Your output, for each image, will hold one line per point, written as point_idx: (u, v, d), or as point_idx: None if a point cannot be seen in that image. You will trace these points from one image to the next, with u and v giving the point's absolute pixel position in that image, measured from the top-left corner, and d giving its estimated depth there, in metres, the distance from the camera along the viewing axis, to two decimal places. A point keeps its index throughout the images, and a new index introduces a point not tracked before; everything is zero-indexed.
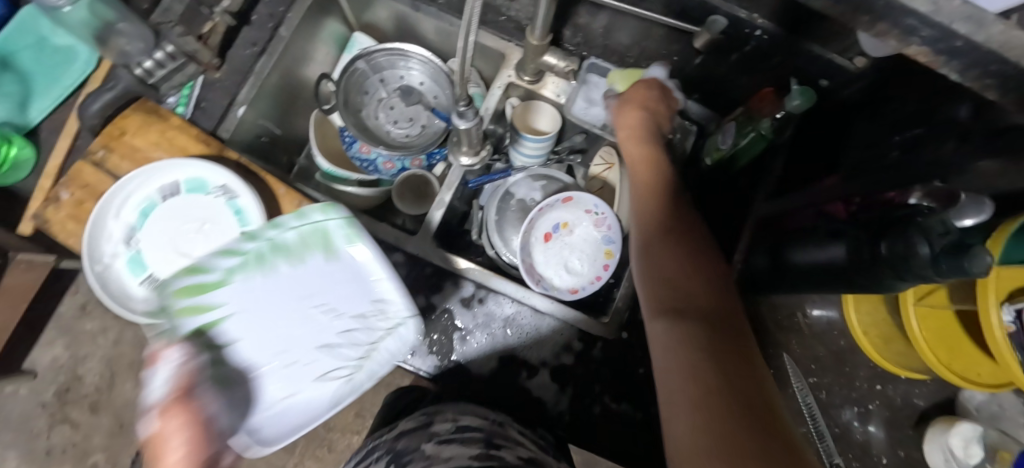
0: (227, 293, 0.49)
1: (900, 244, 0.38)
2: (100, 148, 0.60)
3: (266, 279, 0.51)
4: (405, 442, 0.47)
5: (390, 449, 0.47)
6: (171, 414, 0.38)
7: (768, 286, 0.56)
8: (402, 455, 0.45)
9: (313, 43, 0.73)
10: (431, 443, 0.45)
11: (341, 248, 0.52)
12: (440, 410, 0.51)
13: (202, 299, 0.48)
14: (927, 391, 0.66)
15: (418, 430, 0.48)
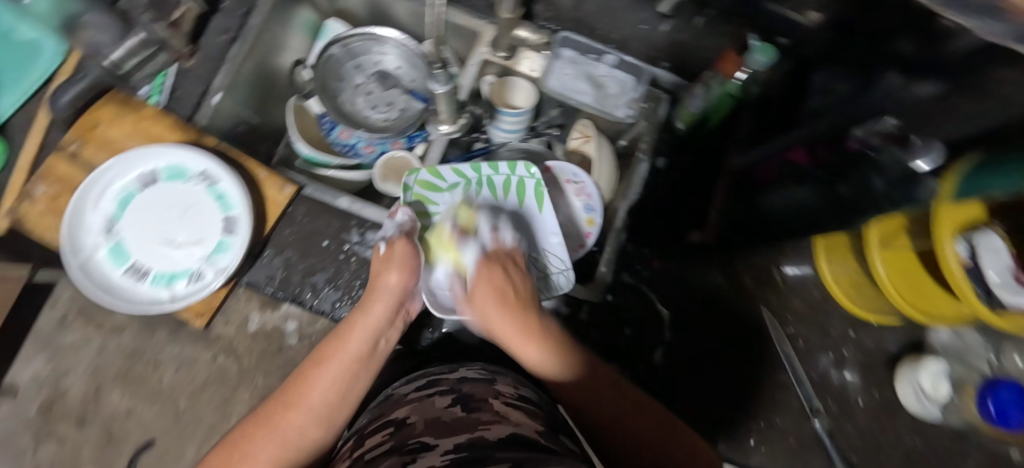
0: (440, 196, 0.60)
1: (860, 179, 0.43)
2: (73, 141, 0.60)
3: (477, 202, 0.61)
4: (469, 388, 0.46)
5: (452, 389, 0.46)
6: (399, 245, 0.48)
7: (749, 237, 0.61)
8: (470, 400, 0.43)
9: (286, 30, 0.73)
10: (499, 402, 0.43)
11: (537, 206, 0.61)
12: (498, 377, 0.50)
13: (427, 191, 0.59)
14: (897, 334, 0.69)
15: (480, 384, 0.47)
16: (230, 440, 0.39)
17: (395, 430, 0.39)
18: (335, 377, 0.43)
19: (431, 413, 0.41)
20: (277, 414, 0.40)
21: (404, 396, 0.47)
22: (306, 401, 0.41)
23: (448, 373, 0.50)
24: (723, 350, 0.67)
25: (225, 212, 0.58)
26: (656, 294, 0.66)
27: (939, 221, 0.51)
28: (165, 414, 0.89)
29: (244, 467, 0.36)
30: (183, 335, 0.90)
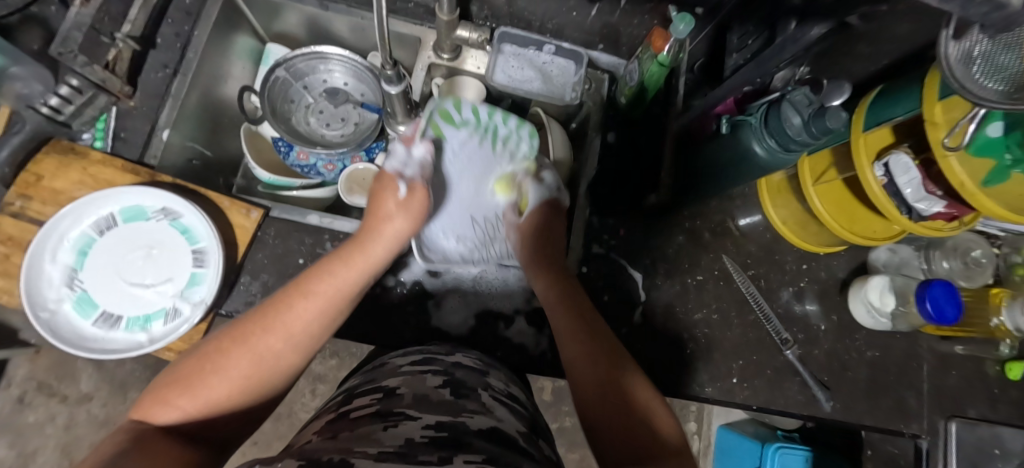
0: (452, 131, 0.62)
1: (779, 120, 0.47)
2: (18, 198, 0.58)
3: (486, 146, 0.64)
4: (462, 374, 0.48)
5: (447, 371, 0.48)
6: (413, 192, 0.54)
7: (691, 193, 0.66)
8: (462, 387, 0.45)
9: (226, 59, 0.73)
10: (487, 392, 0.45)
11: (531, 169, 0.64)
12: (491, 371, 0.52)
13: (443, 121, 0.61)
14: (844, 261, 0.76)
15: (473, 371, 0.50)
16: (208, 346, 0.39)
17: (383, 396, 0.41)
18: (324, 310, 0.45)
19: (423, 389, 0.42)
20: (260, 325, 0.41)
21: (398, 368, 0.48)
22: (293, 319, 0.42)
23: (445, 356, 0.52)
24: (692, 301, 0.71)
25: (193, 245, 0.58)
26: (625, 260, 0.71)
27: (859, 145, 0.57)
28: None
29: (213, 379, 0.37)
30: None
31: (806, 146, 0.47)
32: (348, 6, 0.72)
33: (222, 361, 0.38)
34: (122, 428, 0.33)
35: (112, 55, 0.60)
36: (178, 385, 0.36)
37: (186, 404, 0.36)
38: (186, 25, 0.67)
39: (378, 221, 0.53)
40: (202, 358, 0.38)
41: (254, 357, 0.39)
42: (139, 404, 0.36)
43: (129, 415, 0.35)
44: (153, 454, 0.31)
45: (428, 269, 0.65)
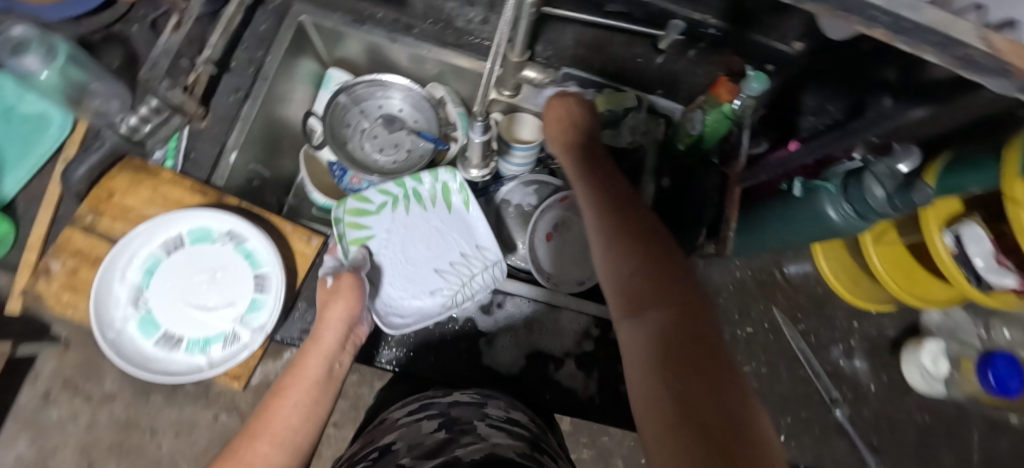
0: (376, 218, 0.67)
1: (860, 189, 0.46)
2: (89, 213, 0.59)
3: (408, 214, 0.69)
4: (457, 412, 0.51)
5: (442, 413, 0.51)
6: (339, 276, 0.56)
7: (754, 245, 0.65)
8: (455, 425, 0.48)
9: (292, 83, 0.74)
10: (483, 423, 0.48)
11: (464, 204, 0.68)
12: (489, 400, 0.54)
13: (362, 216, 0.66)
14: (895, 320, 0.75)
15: (472, 405, 0.52)
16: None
17: (381, 455, 0.46)
18: (282, 429, 0.46)
19: (416, 437, 0.46)
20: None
21: (396, 421, 0.52)
22: (256, 453, 0.44)
23: (441, 397, 0.55)
24: (741, 353, 0.71)
25: (255, 270, 0.58)
26: None
27: (925, 216, 0.57)
28: None
29: None
30: (181, 396, 0.89)
31: (886, 214, 0.46)
32: (415, 40, 0.73)
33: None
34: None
35: (191, 79, 0.62)
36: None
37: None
38: (259, 51, 0.69)
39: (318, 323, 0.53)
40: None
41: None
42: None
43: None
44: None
45: (481, 306, 0.66)
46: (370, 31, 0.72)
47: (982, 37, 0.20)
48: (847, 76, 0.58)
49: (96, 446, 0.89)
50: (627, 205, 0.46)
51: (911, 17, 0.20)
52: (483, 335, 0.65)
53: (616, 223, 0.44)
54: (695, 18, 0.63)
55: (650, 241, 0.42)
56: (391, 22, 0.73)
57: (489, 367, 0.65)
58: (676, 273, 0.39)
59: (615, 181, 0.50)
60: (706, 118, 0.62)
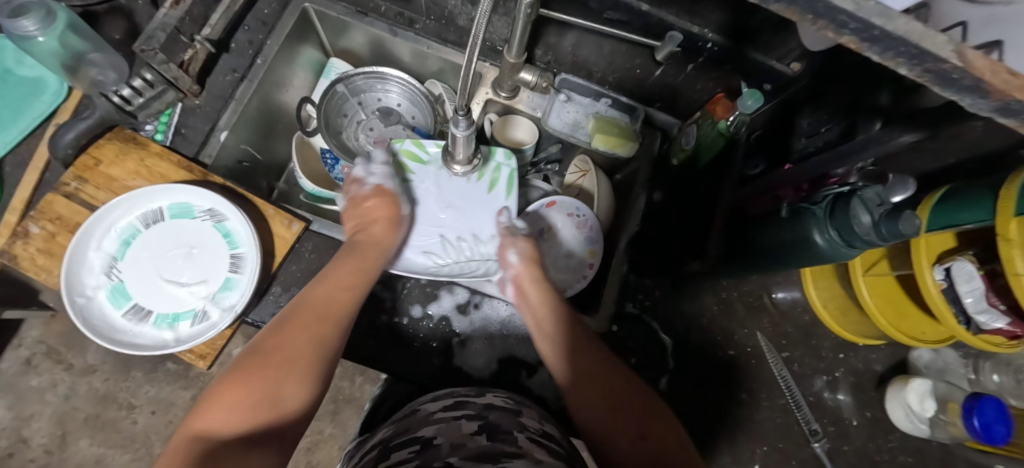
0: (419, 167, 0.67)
1: (850, 214, 0.45)
2: (73, 180, 0.59)
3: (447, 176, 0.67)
4: (495, 417, 0.46)
5: (480, 415, 0.46)
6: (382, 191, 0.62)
7: (744, 268, 0.61)
8: (498, 431, 0.43)
9: (291, 69, 0.74)
10: (523, 435, 0.43)
11: (505, 193, 0.66)
12: (524, 409, 0.50)
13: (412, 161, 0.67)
14: (882, 355, 0.73)
15: (507, 411, 0.48)
16: (238, 369, 0.43)
17: (419, 450, 0.40)
18: (338, 313, 0.49)
19: (458, 437, 0.41)
20: (284, 340, 0.45)
21: (430, 415, 0.47)
22: (317, 329, 0.47)
23: (476, 397, 0.50)
24: (725, 377, 0.70)
25: (233, 250, 0.58)
26: (657, 323, 0.70)
27: (919, 253, 0.55)
28: (141, 460, 0.88)
29: (285, 358, 0.43)
30: (161, 374, 0.90)
31: (875, 241, 0.45)
32: (416, 34, 0.73)
33: (269, 376, 0.42)
34: (183, 447, 0.37)
35: (188, 54, 0.61)
36: (230, 394, 0.40)
37: (242, 410, 0.40)
38: (260, 34, 0.69)
39: (370, 229, 0.60)
40: (241, 374, 0.42)
41: (293, 366, 0.43)
42: (190, 423, 0.39)
43: (177, 436, 0.39)
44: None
45: (458, 306, 0.65)
46: (373, 23, 0.72)
47: (957, 52, 0.19)
48: (843, 101, 0.55)
49: (71, 417, 0.89)
50: (607, 363, 0.52)
51: (881, 24, 0.19)
52: (457, 335, 0.64)
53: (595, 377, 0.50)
54: (695, 31, 0.56)
55: (635, 404, 0.48)
56: (394, 16, 0.73)
57: (459, 368, 0.63)
58: (666, 431, 0.45)
59: (588, 344, 0.54)
60: (699, 132, 0.63)
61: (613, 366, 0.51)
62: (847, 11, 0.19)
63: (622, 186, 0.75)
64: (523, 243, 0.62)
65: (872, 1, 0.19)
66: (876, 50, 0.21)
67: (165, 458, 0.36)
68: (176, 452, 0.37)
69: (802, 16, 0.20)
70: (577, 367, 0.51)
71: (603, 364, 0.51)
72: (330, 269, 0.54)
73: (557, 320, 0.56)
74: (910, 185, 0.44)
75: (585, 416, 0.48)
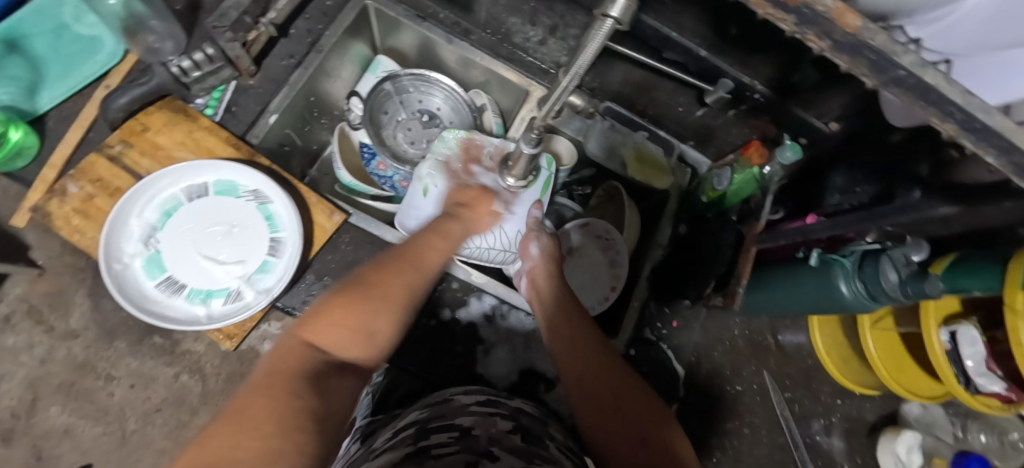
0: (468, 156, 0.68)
1: (878, 269, 0.48)
2: (118, 143, 0.59)
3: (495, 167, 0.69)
4: (528, 421, 0.46)
5: (513, 416, 0.46)
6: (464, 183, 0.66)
7: (760, 306, 0.66)
8: (530, 434, 0.43)
9: (342, 61, 0.74)
10: (552, 443, 0.44)
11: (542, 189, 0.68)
12: (550, 420, 0.50)
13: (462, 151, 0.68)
14: (876, 405, 0.76)
15: (535, 417, 0.48)
16: (343, 291, 0.42)
17: (460, 436, 0.40)
18: (432, 269, 0.49)
19: (495, 433, 0.41)
20: (385, 279, 0.44)
21: (465, 406, 0.46)
22: (414, 277, 0.47)
23: (505, 399, 0.50)
24: (727, 411, 0.73)
25: (273, 233, 0.58)
26: (671, 352, 0.73)
27: (927, 314, 0.57)
28: (112, 435, 0.84)
29: (381, 296, 0.43)
30: (146, 347, 0.86)
31: (899, 298, 0.48)
32: (470, 45, 0.75)
33: (370, 307, 0.42)
34: (296, 351, 0.38)
35: (251, 35, 0.62)
36: (338, 315, 0.40)
37: (345, 334, 0.40)
38: (320, 24, 0.70)
39: (468, 210, 0.59)
40: (345, 295, 0.42)
41: (392, 306, 0.43)
42: (302, 329, 0.40)
43: (286, 339, 0.40)
44: (326, 388, 0.36)
45: (484, 314, 0.66)
46: (430, 28, 0.74)
47: None
48: (881, 166, 0.57)
49: (46, 381, 0.85)
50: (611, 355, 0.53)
51: (983, 119, 0.21)
52: (482, 343, 0.65)
53: (601, 364, 0.52)
54: (746, 81, 0.57)
55: (635, 399, 0.48)
56: (451, 24, 0.75)
57: (481, 375, 0.65)
58: (662, 428, 0.45)
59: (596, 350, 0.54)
60: (733, 176, 0.65)
61: (617, 368, 0.52)
62: (957, 103, 0.21)
63: (649, 215, 0.78)
64: (547, 240, 0.64)
65: (980, 98, 0.21)
66: (971, 139, 0.23)
67: (277, 354, 0.38)
68: (290, 354, 0.38)
69: (911, 101, 0.23)
70: (580, 368, 0.52)
71: (606, 373, 0.51)
72: (432, 228, 0.54)
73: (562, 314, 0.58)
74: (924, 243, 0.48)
75: (587, 415, 0.48)
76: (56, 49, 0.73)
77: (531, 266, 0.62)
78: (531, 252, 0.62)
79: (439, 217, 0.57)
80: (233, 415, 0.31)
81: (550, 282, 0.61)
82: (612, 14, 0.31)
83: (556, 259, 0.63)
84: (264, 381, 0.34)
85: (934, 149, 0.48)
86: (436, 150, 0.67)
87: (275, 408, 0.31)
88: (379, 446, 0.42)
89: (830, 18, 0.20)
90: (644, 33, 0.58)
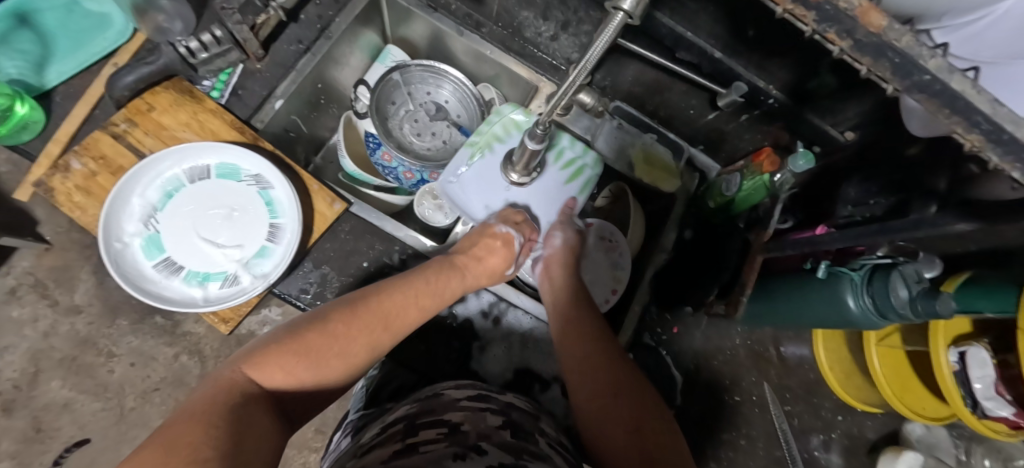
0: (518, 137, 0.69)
1: (886, 286, 0.47)
2: (123, 121, 0.59)
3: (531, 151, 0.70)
4: (519, 417, 0.45)
5: (503, 411, 0.45)
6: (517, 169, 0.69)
7: (763, 317, 0.65)
8: (521, 430, 0.43)
9: (351, 49, 0.73)
10: (543, 439, 0.43)
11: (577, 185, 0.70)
12: (543, 416, 0.49)
13: (513, 129, 0.69)
14: (878, 424, 0.74)
15: (527, 412, 0.47)
16: (303, 335, 0.43)
17: (448, 433, 0.39)
18: (403, 329, 0.51)
19: (484, 428, 0.41)
20: (354, 336, 0.46)
21: (455, 401, 0.46)
22: (380, 337, 0.48)
23: (498, 394, 0.50)
24: (724, 421, 0.72)
25: (273, 219, 0.59)
26: (670, 358, 0.73)
27: (933, 329, 0.56)
28: (111, 410, 0.85)
29: (344, 352, 0.45)
30: (147, 326, 0.87)
31: (908, 315, 0.46)
32: (481, 38, 0.73)
33: (325, 362, 0.43)
34: (236, 385, 0.38)
35: (260, 19, 0.61)
36: (293, 362, 0.41)
37: (294, 379, 0.41)
38: (331, 11, 0.69)
39: (472, 262, 0.61)
40: (303, 342, 0.43)
41: (349, 362, 0.45)
42: (245, 363, 0.40)
43: (227, 368, 0.39)
44: (261, 423, 0.36)
45: (481, 310, 0.66)
46: (441, 19, 0.72)
47: None
48: (898, 180, 0.55)
49: (48, 355, 0.86)
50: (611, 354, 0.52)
51: (1012, 130, 0.20)
52: (478, 340, 0.65)
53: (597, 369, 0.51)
54: (760, 85, 0.56)
55: (632, 398, 0.48)
56: (463, 16, 0.73)
57: (476, 373, 0.64)
58: (661, 430, 0.45)
59: (595, 339, 0.54)
60: (742, 182, 0.63)
61: (617, 366, 0.51)
62: (984, 112, 0.20)
63: (655, 218, 0.77)
64: (571, 233, 0.66)
65: (1008, 108, 0.20)
66: (997, 152, 0.22)
67: (216, 386, 0.37)
68: (228, 387, 0.37)
69: (938, 109, 0.21)
70: (577, 358, 0.53)
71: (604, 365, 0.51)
72: (417, 280, 0.55)
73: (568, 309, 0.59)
74: (937, 258, 0.46)
75: (584, 406, 0.49)
76: (66, 24, 0.74)
77: (550, 253, 0.64)
78: (553, 241, 0.65)
79: (434, 264, 0.58)
80: (168, 440, 0.30)
81: (563, 270, 0.63)
82: (622, 6, 0.30)
83: (576, 252, 0.65)
84: (199, 411, 0.33)
85: (955, 165, 0.46)
86: (491, 124, 0.69)
87: (214, 436, 0.31)
88: (368, 441, 0.41)
89: (853, 16, 0.19)
90: (660, 33, 0.57)
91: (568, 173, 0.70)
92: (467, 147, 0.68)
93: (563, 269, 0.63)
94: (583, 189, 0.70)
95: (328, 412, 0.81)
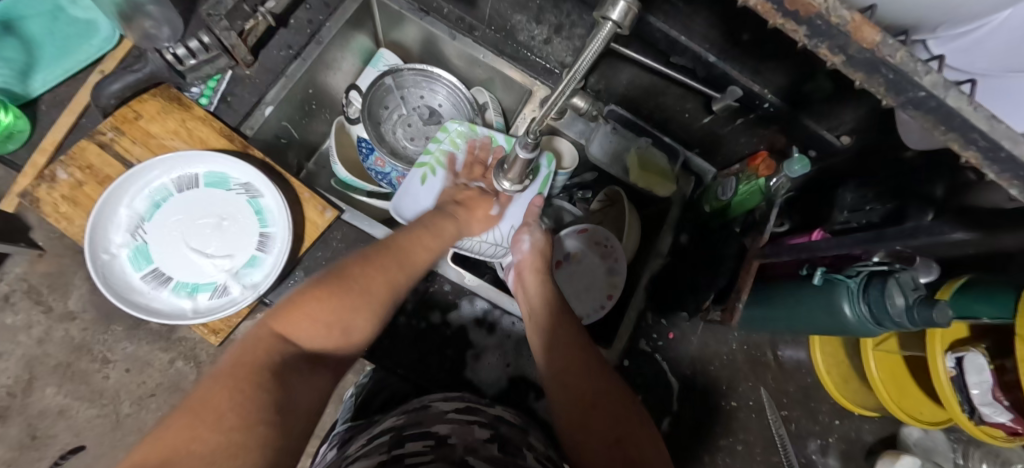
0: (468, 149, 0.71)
1: (881, 295, 0.46)
2: (110, 130, 0.58)
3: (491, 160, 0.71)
4: (507, 430, 0.45)
5: (491, 424, 0.45)
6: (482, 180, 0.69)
7: (758, 322, 0.65)
8: (509, 443, 0.42)
9: (342, 54, 0.72)
10: (530, 452, 0.42)
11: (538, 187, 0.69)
12: (532, 429, 0.49)
13: (461, 142, 0.71)
14: (875, 427, 0.74)
15: (515, 426, 0.47)
16: (322, 283, 0.43)
17: (435, 445, 0.39)
18: (417, 267, 0.51)
19: (472, 442, 0.40)
20: (370, 274, 0.46)
21: (444, 413, 0.45)
22: (395, 274, 0.48)
23: (486, 407, 0.49)
24: (721, 426, 0.72)
25: (262, 228, 0.58)
26: (667, 364, 0.72)
27: (929, 334, 0.56)
28: (106, 417, 0.84)
29: (364, 293, 0.45)
30: (142, 332, 0.86)
31: (905, 324, 0.46)
32: (474, 41, 0.72)
33: (348, 303, 0.43)
34: (265, 341, 0.38)
35: (249, 25, 0.60)
36: (315, 307, 0.41)
37: (320, 327, 0.41)
38: (321, 15, 0.68)
39: (467, 212, 0.64)
40: (325, 287, 0.43)
41: (372, 304, 0.45)
42: (272, 320, 0.40)
43: (255, 329, 0.40)
44: (292, 385, 0.36)
45: (475, 318, 0.65)
46: (433, 23, 0.71)
47: None
48: (894, 186, 0.55)
49: (42, 362, 0.85)
50: (599, 361, 0.52)
51: (1010, 148, 0.19)
52: (472, 348, 0.64)
53: (583, 371, 0.50)
54: (755, 90, 0.55)
55: (617, 404, 0.48)
56: (455, 19, 0.72)
57: (470, 381, 0.64)
58: (644, 437, 0.45)
59: (583, 342, 0.54)
60: (738, 187, 0.62)
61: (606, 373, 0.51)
62: (981, 130, 0.19)
63: (651, 223, 0.76)
64: (540, 234, 0.63)
65: (1007, 125, 0.19)
66: (995, 170, 0.21)
67: (246, 345, 0.38)
68: (257, 345, 0.38)
69: (932, 125, 0.21)
70: (563, 361, 0.52)
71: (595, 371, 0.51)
72: (419, 225, 0.56)
73: (556, 309, 0.58)
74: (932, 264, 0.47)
75: (568, 410, 0.49)
76: (52, 31, 0.73)
77: (522, 258, 0.61)
78: (522, 245, 0.62)
79: (430, 214, 0.60)
80: (199, 404, 0.30)
81: (537, 278, 0.60)
82: (612, 17, 0.29)
83: (547, 254, 0.62)
84: (231, 372, 0.33)
85: (954, 171, 0.46)
86: (440, 140, 0.71)
87: (245, 398, 0.31)
88: (353, 453, 0.41)
89: (845, 32, 0.18)
90: (654, 37, 0.56)
91: (527, 175, 0.69)
92: (418, 168, 0.70)
93: (538, 275, 0.60)
94: (543, 187, 0.69)
95: (324, 419, 0.81)
